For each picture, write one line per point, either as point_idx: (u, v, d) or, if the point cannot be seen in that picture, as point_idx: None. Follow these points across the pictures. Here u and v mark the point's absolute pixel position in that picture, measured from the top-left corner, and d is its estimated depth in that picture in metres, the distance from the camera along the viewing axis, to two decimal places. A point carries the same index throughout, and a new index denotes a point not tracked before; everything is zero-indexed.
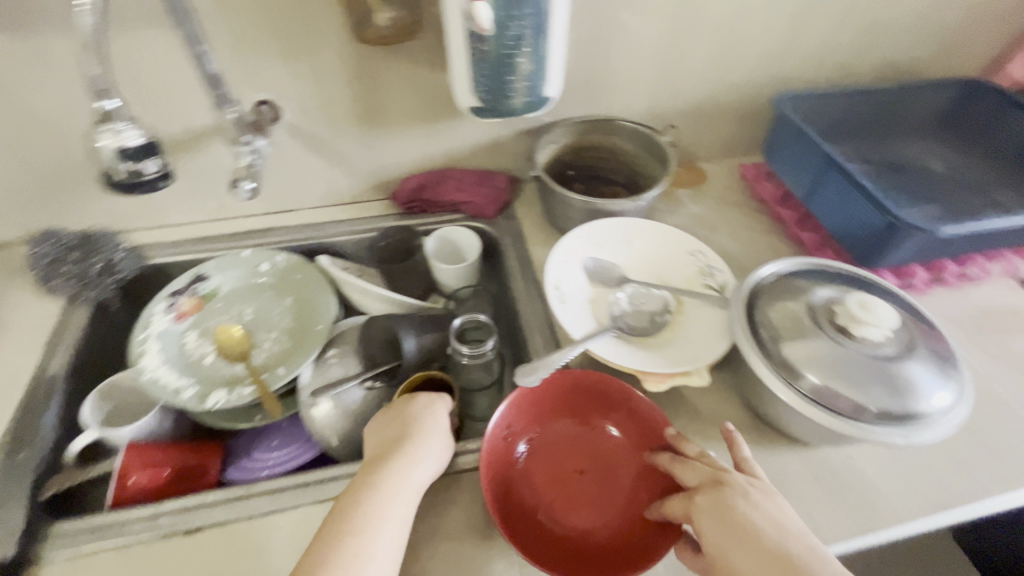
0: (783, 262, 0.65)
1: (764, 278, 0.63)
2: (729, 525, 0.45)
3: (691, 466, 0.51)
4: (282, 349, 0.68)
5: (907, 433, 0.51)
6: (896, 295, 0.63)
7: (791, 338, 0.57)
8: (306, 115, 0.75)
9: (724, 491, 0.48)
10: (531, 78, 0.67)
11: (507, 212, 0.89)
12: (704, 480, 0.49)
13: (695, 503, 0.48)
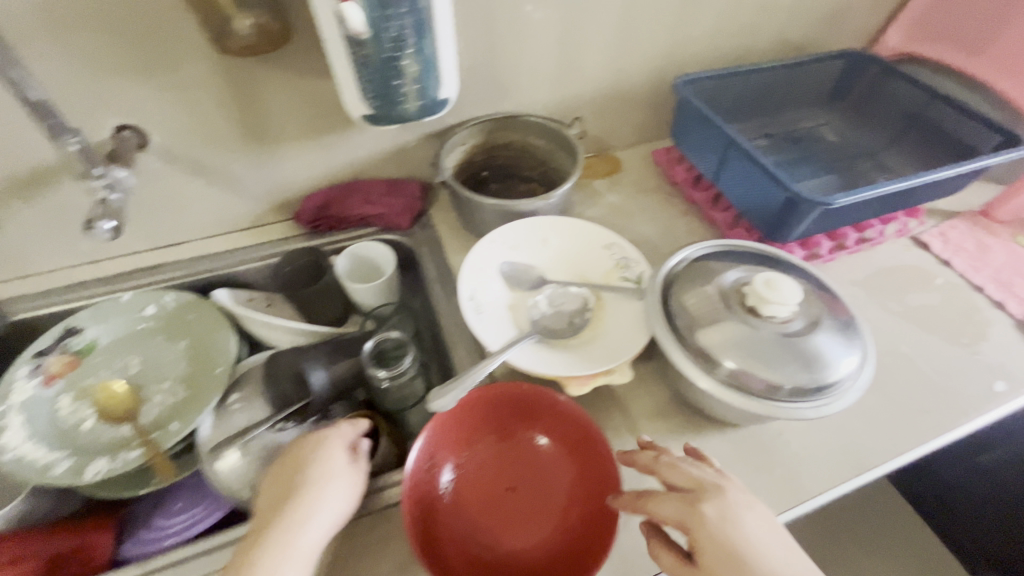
0: (692, 245, 0.65)
1: (676, 265, 0.63)
2: (728, 535, 0.43)
3: (691, 469, 0.48)
4: (175, 402, 0.61)
5: (816, 406, 0.53)
6: (800, 266, 0.65)
7: (705, 325, 0.57)
8: (178, 139, 0.68)
9: (726, 497, 0.46)
10: (420, 81, 0.63)
11: (422, 221, 0.85)
12: (705, 483, 0.46)
13: (698, 512, 0.44)
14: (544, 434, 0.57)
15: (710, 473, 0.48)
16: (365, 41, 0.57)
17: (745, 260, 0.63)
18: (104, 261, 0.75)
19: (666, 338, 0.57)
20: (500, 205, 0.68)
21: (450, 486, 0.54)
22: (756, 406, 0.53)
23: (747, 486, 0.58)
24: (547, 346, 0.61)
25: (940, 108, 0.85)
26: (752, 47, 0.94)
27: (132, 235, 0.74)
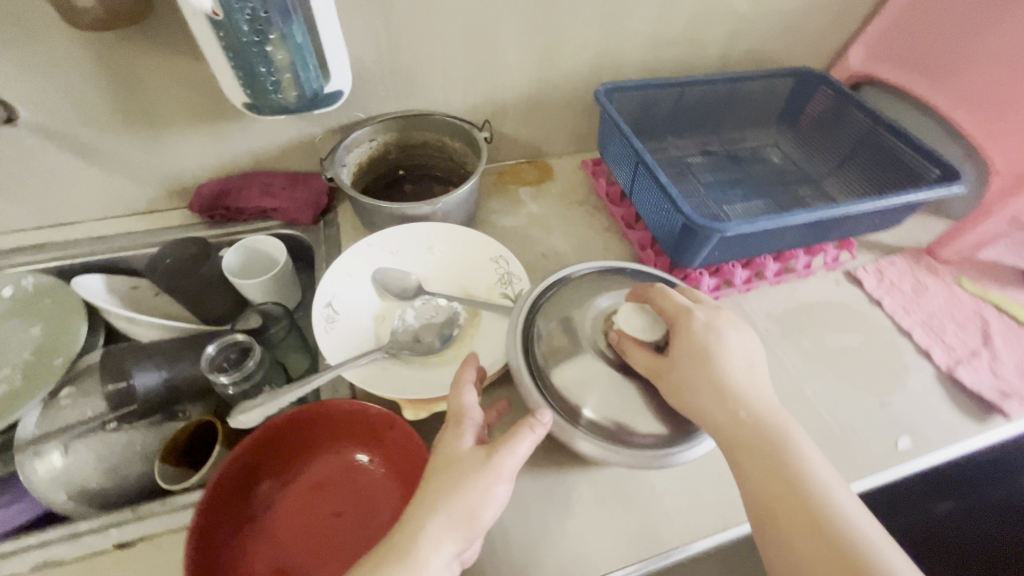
0: (573, 266, 0.60)
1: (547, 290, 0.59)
2: (698, 343, 0.48)
3: (676, 298, 0.52)
4: (8, 391, 0.58)
5: (660, 451, 0.49)
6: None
7: (565, 358, 0.52)
8: (51, 114, 0.65)
9: (692, 314, 0.50)
10: (292, 69, 0.59)
11: (328, 218, 0.82)
12: (679, 307, 0.50)
13: (687, 323, 0.49)
14: (373, 452, 0.54)
15: (681, 307, 0.51)
16: (223, 23, 0.53)
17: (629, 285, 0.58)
18: None
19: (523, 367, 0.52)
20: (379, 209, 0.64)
21: (266, 506, 0.51)
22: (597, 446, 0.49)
23: (597, 531, 0.53)
24: (402, 363, 0.57)
25: (886, 137, 0.79)
26: (696, 57, 0.88)
27: (14, 212, 0.72)
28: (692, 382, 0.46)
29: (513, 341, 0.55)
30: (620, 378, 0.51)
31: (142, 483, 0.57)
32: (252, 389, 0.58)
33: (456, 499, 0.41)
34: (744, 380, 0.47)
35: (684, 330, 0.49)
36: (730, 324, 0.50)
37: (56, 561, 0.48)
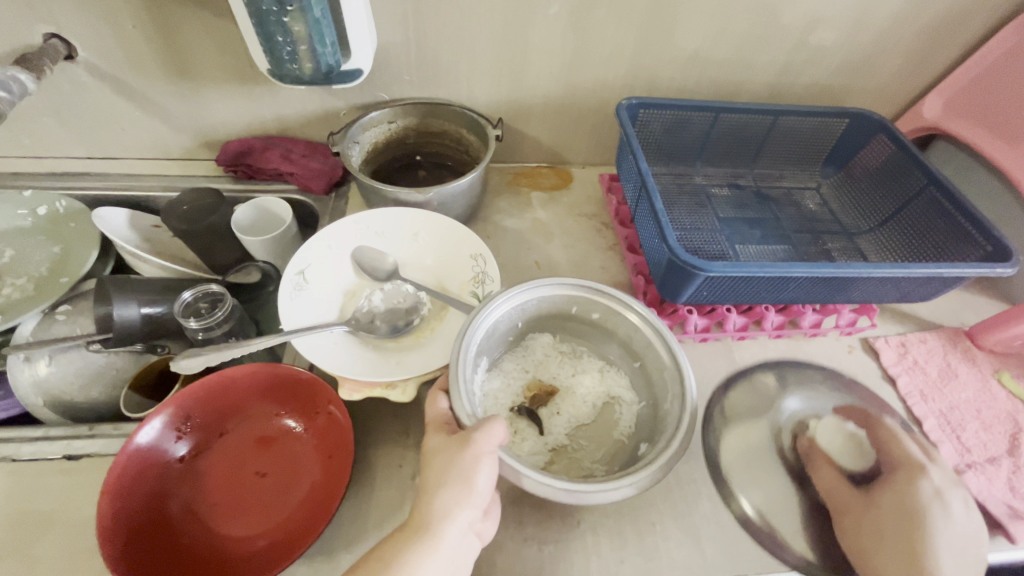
0: (545, 278, 0.58)
1: (506, 297, 0.56)
2: (907, 497, 0.54)
3: (907, 446, 0.59)
4: (17, 297, 0.64)
5: (575, 486, 0.44)
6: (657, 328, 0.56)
7: (739, 446, 0.59)
8: (104, 57, 0.71)
9: (920, 477, 0.56)
10: (310, 41, 0.61)
11: (341, 191, 0.84)
12: (909, 463, 0.56)
13: (916, 483, 0.55)
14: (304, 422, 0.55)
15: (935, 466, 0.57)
16: None
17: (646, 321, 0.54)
18: (44, 159, 0.82)
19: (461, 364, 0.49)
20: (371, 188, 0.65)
21: (194, 454, 0.53)
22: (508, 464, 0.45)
23: (506, 552, 0.51)
24: (355, 341, 0.58)
25: (937, 200, 0.71)
26: (744, 83, 0.82)
27: (69, 140, 0.80)
28: (888, 530, 0.52)
29: (464, 338, 0.52)
30: (787, 480, 0.57)
31: (110, 404, 0.62)
32: (218, 338, 0.61)
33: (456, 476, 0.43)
34: (945, 540, 0.51)
35: (904, 484, 0.55)
36: (959, 496, 0.55)
37: (11, 458, 0.53)
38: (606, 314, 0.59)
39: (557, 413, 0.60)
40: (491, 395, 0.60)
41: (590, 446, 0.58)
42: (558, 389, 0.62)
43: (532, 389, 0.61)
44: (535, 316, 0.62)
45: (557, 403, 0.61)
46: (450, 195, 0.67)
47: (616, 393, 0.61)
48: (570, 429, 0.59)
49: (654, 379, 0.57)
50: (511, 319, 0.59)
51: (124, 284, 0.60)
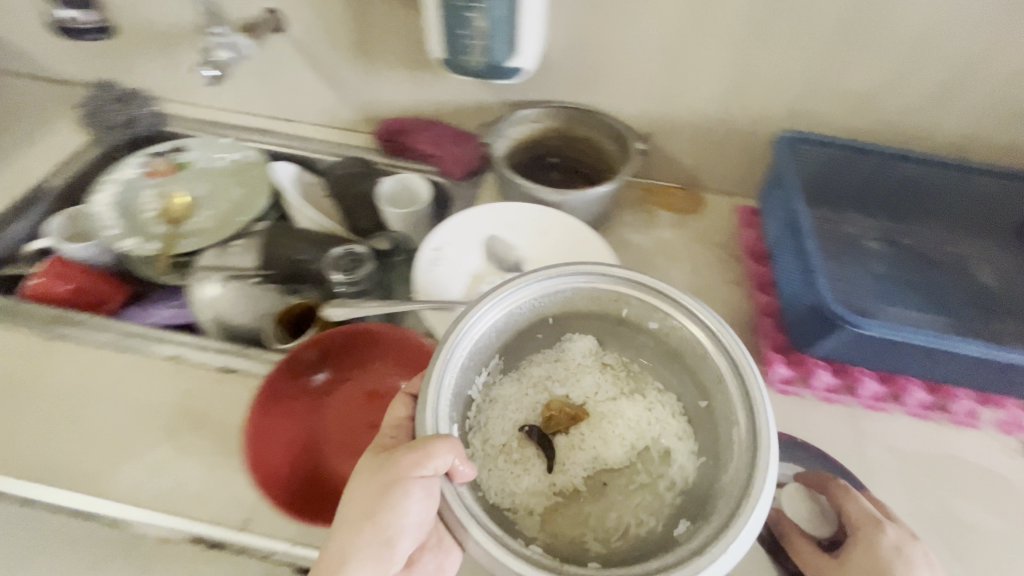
0: (573, 269, 0.53)
1: (529, 292, 0.53)
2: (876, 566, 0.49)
3: (863, 502, 0.53)
4: (205, 226, 0.76)
5: None
6: (737, 371, 0.48)
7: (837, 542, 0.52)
8: (307, 32, 0.81)
9: (877, 533, 0.51)
10: (488, 38, 0.65)
11: (474, 180, 0.89)
12: (868, 515, 0.52)
13: (875, 538, 0.51)
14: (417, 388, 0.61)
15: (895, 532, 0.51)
16: None
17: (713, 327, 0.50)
18: (238, 113, 0.96)
19: (443, 365, 0.46)
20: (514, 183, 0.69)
21: (324, 394, 0.59)
22: (459, 521, 0.41)
23: None
24: None
25: None
26: (925, 132, 0.74)
27: (260, 100, 0.93)
28: None
29: (454, 333, 0.48)
30: None
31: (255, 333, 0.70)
32: (359, 293, 0.68)
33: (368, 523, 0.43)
34: None
35: (864, 541, 0.51)
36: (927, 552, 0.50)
37: (182, 360, 0.62)
38: (664, 325, 0.54)
39: (585, 447, 0.56)
40: (500, 402, 0.58)
41: (617, 484, 0.54)
42: (587, 415, 0.57)
43: (554, 409, 0.57)
44: (566, 311, 0.58)
45: (583, 431, 0.56)
46: (584, 201, 0.69)
47: (665, 445, 0.55)
48: (593, 466, 0.55)
49: (718, 428, 0.51)
50: (533, 315, 0.56)
51: (291, 232, 0.73)
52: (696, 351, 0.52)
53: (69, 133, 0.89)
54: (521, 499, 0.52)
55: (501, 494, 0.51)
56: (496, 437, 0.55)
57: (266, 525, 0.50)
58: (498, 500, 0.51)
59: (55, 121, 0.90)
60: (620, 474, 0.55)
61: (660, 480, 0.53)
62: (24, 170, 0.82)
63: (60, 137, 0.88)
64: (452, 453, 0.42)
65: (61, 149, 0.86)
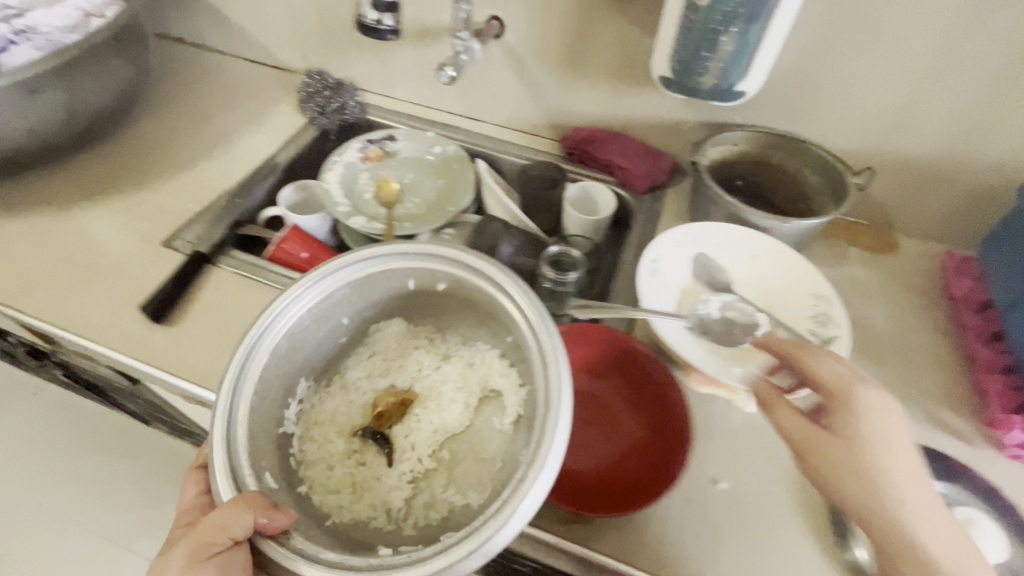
0: (337, 261, 0.57)
1: (291, 308, 0.57)
2: (859, 433, 0.47)
3: (823, 362, 0.51)
4: (416, 212, 0.82)
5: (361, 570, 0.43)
6: (528, 316, 0.52)
7: None
8: (521, 40, 0.86)
9: (852, 398, 0.48)
10: (728, 61, 0.66)
11: (655, 194, 0.90)
12: (843, 384, 0.49)
13: (845, 398, 0.49)
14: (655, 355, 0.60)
15: (870, 394, 0.49)
16: (700, 8, 0.63)
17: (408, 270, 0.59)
18: (429, 109, 1.03)
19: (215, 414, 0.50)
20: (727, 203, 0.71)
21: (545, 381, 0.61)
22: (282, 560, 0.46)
23: None
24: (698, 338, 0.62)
25: None
26: None
27: (455, 99, 0.99)
28: (845, 459, 0.47)
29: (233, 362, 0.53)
30: None
31: None
32: (565, 288, 0.69)
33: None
34: (896, 466, 0.46)
35: (847, 410, 0.48)
36: (888, 409, 0.48)
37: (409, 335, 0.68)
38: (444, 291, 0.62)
39: (412, 430, 0.62)
40: (326, 408, 0.63)
41: (436, 474, 0.60)
42: (415, 398, 0.65)
43: (381, 405, 0.64)
44: (359, 308, 0.63)
45: (414, 413, 0.64)
46: (793, 230, 0.70)
47: (492, 386, 0.63)
48: (432, 440, 0.62)
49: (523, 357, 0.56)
50: (320, 321, 0.60)
51: (506, 230, 0.76)
52: (491, 302, 0.57)
53: (290, 115, 0.99)
54: (371, 499, 0.58)
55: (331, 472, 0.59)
56: (332, 433, 0.62)
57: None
58: (364, 509, 0.57)
59: (279, 103, 1.02)
60: (462, 434, 0.63)
61: (488, 453, 0.59)
62: (256, 144, 0.93)
63: (283, 118, 0.99)
64: (253, 513, 0.46)
65: (285, 129, 0.97)
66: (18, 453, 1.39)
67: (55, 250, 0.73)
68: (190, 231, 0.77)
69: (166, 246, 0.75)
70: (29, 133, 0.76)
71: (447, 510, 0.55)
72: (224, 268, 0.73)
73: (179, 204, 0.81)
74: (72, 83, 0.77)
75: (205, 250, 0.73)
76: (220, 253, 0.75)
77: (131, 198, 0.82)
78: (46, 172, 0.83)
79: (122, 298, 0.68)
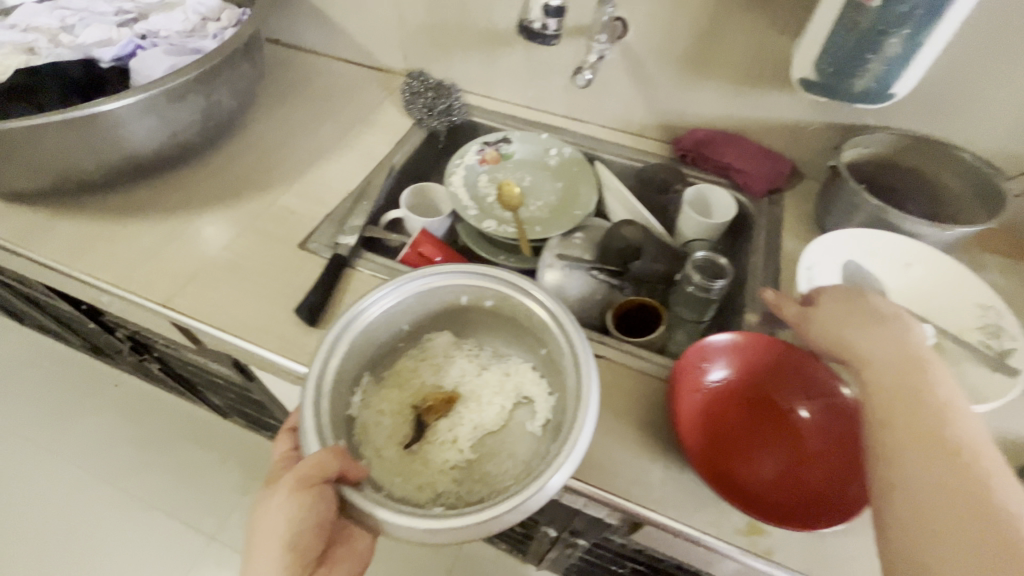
0: (409, 273, 0.61)
1: (372, 304, 0.59)
2: (841, 304, 0.54)
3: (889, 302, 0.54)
4: (542, 216, 0.82)
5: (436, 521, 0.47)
6: (566, 328, 0.58)
7: None
8: (644, 41, 0.85)
9: (860, 296, 0.55)
10: (891, 62, 0.64)
11: (773, 198, 0.88)
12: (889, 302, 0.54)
13: (851, 296, 0.55)
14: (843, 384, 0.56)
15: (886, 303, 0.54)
16: (870, 10, 0.61)
17: (465, 278, 0.62)
18: (532, 109, 1.02)
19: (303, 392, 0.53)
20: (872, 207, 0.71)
21: (713, 388, 0.60)
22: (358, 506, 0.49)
23: None
24: None
25: None
26: None
27: (560, 100, 0.99)
28: (833, 328, 0.53)
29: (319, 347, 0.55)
30: None
31: (597, 318, 0.74)
32: (709, 297, 0.70)
33: (280, 534, 0.52)
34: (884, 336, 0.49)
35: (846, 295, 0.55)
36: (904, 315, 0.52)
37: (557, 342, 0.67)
38: (495, 304, 0.64)
39: (457, 425, 0.66)
40: (381, 403, 0.65)
41: (481, 461, 0.64)
42: (460, 395, 0.68)
43: (430, 399, 0.67)
44: (420, 315, 0.66)
45: (458, 411, 0.67)
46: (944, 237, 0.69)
47: (527, 394, 0.67)
48: (473, 434, 0.66)
49: (557, 367, 0.61)
50: (389, 326, 0.63)
51: (641, 235, 0.75)
52: (532, 316, 0.62)
53: (396, 117, 1.00)
54: (419, 481, 0.60)
55: (385, 449, 0.61)
56: (385, 413, 0.65)
57: (681, 502, 0.55)
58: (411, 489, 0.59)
59: (383, 104, 1.02)
60: (500, 433, 0.66)
61: (520, 453, 0.63)
62: (368, 146, 0.94)
63: (389, 119, 0.99)
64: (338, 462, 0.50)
65: (393, 130, 0.97)
66: (105, 443, 1.43)
67: (198, 250, 0.76)
68: (322, 232, 0.78)
69: (302, 247, 0.76)
70: (171, 137, 0.78)
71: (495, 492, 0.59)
72: (362, 272, 0.74)
73: (306, 206, 0.82)
74: (210, 88, 0.79)
75: (341, 254, 0.73)
76: (354, 254, 0.76)
77: (258, 199, 0.84)
78: (177, 173, 0.86)
79: (272, 298, 0.70)
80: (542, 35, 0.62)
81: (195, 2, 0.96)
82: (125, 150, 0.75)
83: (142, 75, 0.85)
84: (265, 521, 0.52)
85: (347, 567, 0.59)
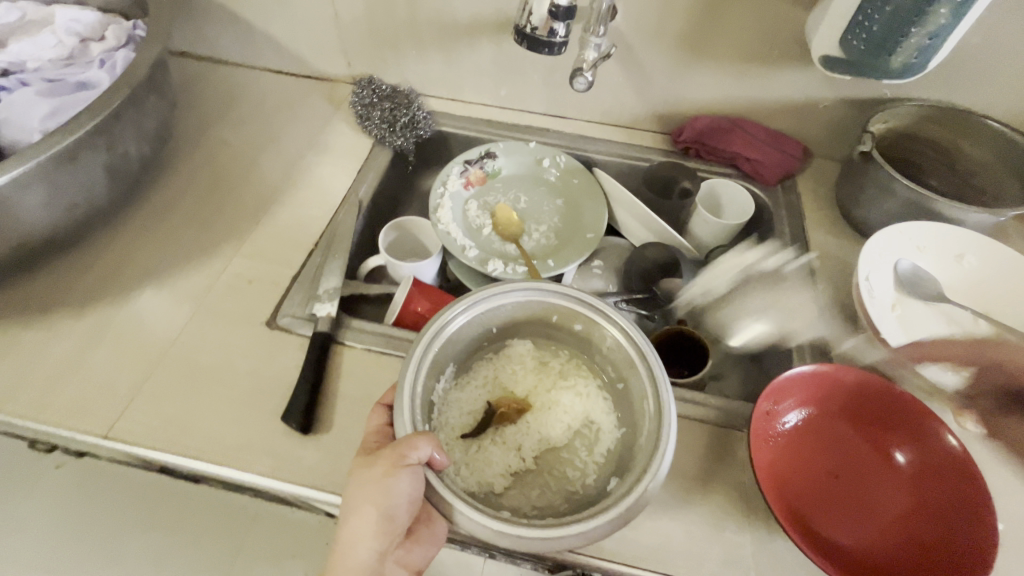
0: (513, 282, 0.53)
1: (462, 310, 0.52)
2: None
3: None
4: (550, 244, 0.71)
5: (524, 531, 0.42)
6: (643, 349, 0.50)
7: None
8: (634, 24, 0.74)
9: None
10: (935, 34, 0.56)
11: (786, 185, 0.81)
12: None
13: None
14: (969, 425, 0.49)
15: None
16: None
17: (547, 291, 0.54)
18: (507, 110, 0.89)
19: (406, 382, 0.47)
20: (911, 197, 0.64)
21: (797, 424, 0.54)
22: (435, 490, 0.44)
23: None
24: (942, 366, 0.56)
25: None
26: None
27: (540, 96, 0.86)
28: None
29: (423, 338, 0.49)
30: None
31: None
32: None
33: (374, 507, 0.46)
34: None
35: None
36: None
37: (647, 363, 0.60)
38: (587, 326, 0.55)
39: (521, 433, 0.55)
40: (456, 400, 0.57)
41: (545, 475, 0.54)
42: (531, 406, 0.57)
43: (501, 403, 0.57)
44: (508, 320, 0.57)
45: (524, 419, 0.56)
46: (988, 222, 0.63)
47: (595, 420, 0.56)
48: (538, 449, 0.55)
49: (634, 406, 0.52)
50: (480, 326, 0.56)
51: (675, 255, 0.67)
52: (617, 351, 0.53)
53: (350, 137, 0.84)
54: (480, 476, 0.52)
55: (453, 437, 0.55)
56: (454, 411, 0.56)
57: (771, 569, 0.50)
58: (469, 486, 0.52)
59: (332, 123, 0.86)
60: (564, 453, 0.55)
61: (589, 469, 0.53)
62: (325, 179, 0.78)
63: (344, 141, 0.84)
64: (432, 445, 0.45)
65: (350, 154, 0.82)
66: None
67: (139, 349, 0.60)
68: (292, 302, 0.64)
69: (272, 326, 0.62)
70: (71, 208, 0.61)
71: (561, 502, 0.52)
72: (353, 348, 0.61)
73: (265, 269, 0.68)
74: (113, 137, 0.61)
75: (321, 331, 0.60)
76: (337, 325, 0.62)
77: (203, 267, 0.68)
78: (90, 247, 0.68)
79: (248, 401, 0.56)
80: (551, 45, 0.55)
81: (66, 19, 0.75)
82: (13, 237, 0.57)
83: (12, 127, 0.65)
84: (356, 491, 0.46)
85: (427, 552, 0.52)
